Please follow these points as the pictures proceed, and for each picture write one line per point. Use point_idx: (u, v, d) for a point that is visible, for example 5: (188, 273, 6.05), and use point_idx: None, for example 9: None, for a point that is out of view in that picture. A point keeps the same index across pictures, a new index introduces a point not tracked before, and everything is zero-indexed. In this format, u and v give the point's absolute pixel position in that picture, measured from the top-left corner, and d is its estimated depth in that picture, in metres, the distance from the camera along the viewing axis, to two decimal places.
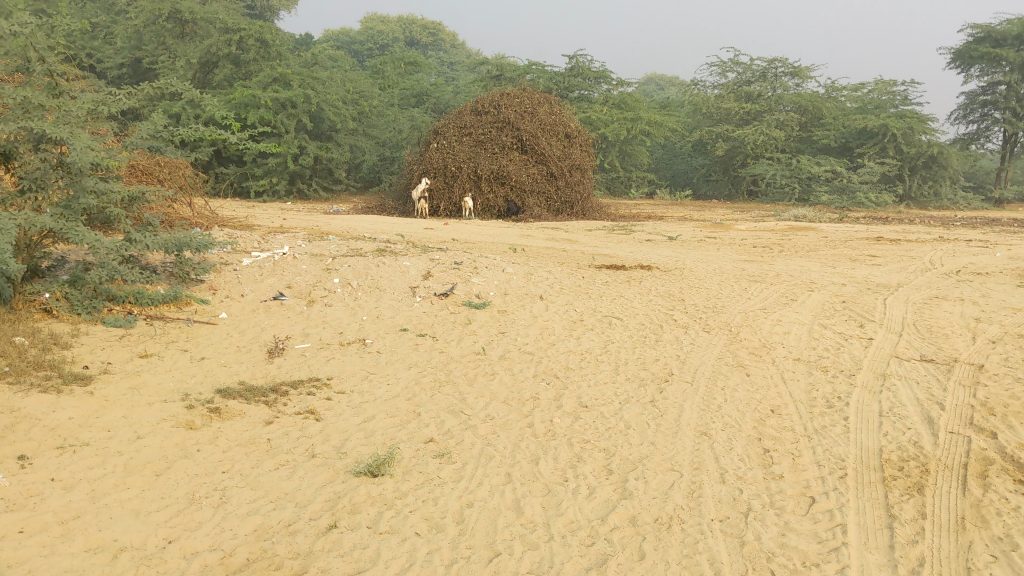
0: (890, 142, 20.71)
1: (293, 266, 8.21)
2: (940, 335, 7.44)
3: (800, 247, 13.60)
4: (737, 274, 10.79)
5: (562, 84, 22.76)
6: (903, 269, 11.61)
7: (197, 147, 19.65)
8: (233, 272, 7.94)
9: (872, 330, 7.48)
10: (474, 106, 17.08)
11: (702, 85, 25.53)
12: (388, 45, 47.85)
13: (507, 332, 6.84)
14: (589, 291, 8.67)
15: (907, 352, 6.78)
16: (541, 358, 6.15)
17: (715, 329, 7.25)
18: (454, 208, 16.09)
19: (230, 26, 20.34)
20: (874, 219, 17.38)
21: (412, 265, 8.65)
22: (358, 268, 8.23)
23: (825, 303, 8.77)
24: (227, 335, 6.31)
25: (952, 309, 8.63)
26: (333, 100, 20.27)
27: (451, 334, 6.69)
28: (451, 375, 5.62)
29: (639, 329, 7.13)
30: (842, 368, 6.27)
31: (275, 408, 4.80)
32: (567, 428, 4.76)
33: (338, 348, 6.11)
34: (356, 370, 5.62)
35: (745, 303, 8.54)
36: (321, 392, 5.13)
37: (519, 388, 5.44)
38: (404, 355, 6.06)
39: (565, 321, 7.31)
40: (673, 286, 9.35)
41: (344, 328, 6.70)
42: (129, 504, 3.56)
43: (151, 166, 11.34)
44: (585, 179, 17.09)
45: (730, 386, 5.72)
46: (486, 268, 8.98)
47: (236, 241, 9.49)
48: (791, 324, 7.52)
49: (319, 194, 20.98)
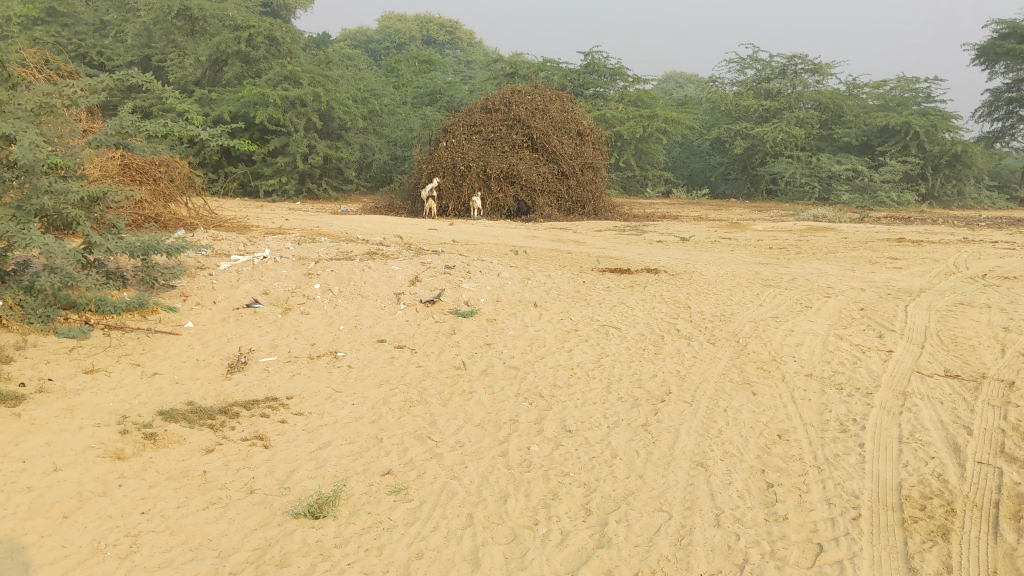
0: (913, 141, 20.13)
1: (273, 270, 7.70)
2: (966, 347, 6.87)
3: (817, 249, 13.02)
4: (750, 278, 10.24)
5: (578, 82, 22.18)
6: (926, 273, 11.02)
7: (205, 146, 19.23)
8: (207, 277, 7.44)
9: (892, 341, 6.93)
10: (484, 103, 16.55)
11: (720, 83, 24.92)
12: (405, 44, 47.42)
13: (493, 344, 6.34)
14: (589, 298, 8.15)
15: (930, 366, 6.22)
16: (526, 374, 5.63)
17: (722, 340, 6.71)
18: (462, 208, 15.58)
19: (240, 22, 19.89)
20: (897, 220, 16.75)
21: (401, 269, 8.15)
22: (341, 273, 7.72)
23: (843, 310, 8.22)
24: (187, 347, 5.82)
25: (978, 318, 8.03)
26: (343, 98, 19.78)
27: (432, 346, 6.19)
28: (424, 395, 5.10)
29: (638, 340, 6.61)
30: (858, 386, 5.70)
31: (221, 433, 4.29)
32: (545, 458, 4.24)
33: (306, 362, 5.61)
34: (321, 387, 5.12)
35: (756, 310, 7.98)
36: (277, 413, 4.62)
37: (497, 409, 4.92)
38: (377, 370, 5.56)
39: (558, 331, 6.81)
40: (681, 291, 8.83)
41: (317, 338, 6.21)
42: (21, 556, 3.09)
43: (146, 164, 10.93)
44: (597, 178, 16.51)
45: (733, 407, 5.18)
46: (480, 272, 8.48)
47: (221, 244, 9.02)
48: (804, 335, 6.96)
49: (328, 194, 20.53)
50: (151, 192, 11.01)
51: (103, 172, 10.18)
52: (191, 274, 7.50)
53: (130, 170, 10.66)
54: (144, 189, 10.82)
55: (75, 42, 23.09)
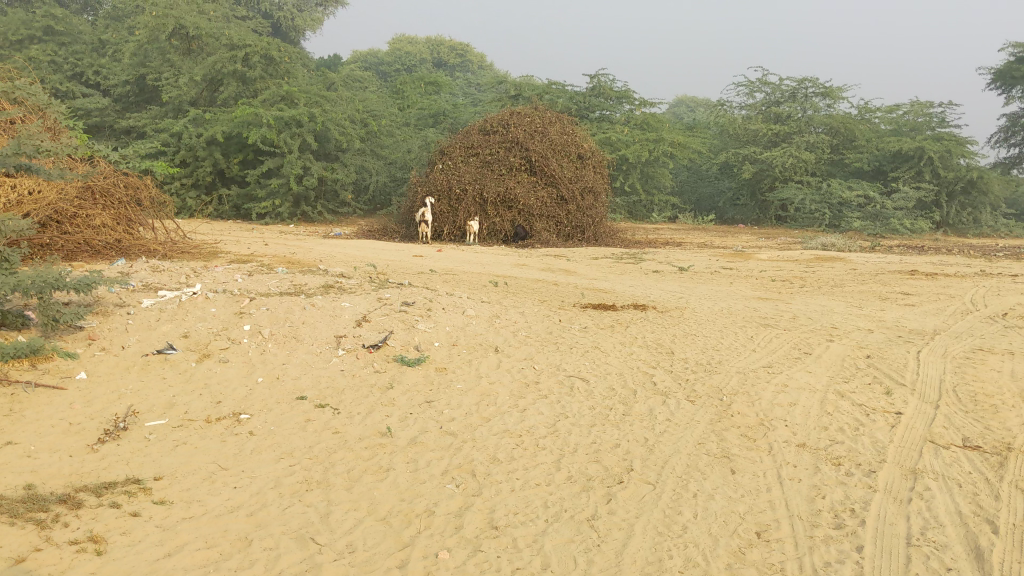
0: (927, 166, 19.23)
1: (201, 307, 6.81)
2: (988, 406, 5.94)
3: (824, 281, 12.10)
4: (747, 316, 9.33)
5: (583, 104, 21.35)
6: (939, 311, 10.08)
7: (199, 167, 18.75)
8: (124, 316, 6.55)
9: (901, 399, 6.00)
10: (481, 124, 15.72)
11: (728, 106, 24.05)
12: (416, 66, 46.65)
13: (434, 401, 5.41)
14: (562, 341, 7.24)
15: (944, 435, 5.28)
16: (463, 444, 4.71)
17: (703, 397, 5.78)
18: (457, 233, 14.71)
19: (236, 42, 19.09)
20: (910, 249, 15.80)
21: (350, 306, 7.25)
22: (277, 311, 6.79)
23: (846, 358, 7.29)
24: (66, 406, 4.93)
25: (999, 368, 7.07)
26: (339, 119, 18.96)
27: (360, 403, 5.26)
28: (329, 473, 4.21)
29: (606, 397, 5.70)
30: (858, 461, 4.77)
31: (46, 532, 3.44)
32: (455, 571, 3.37)
33: (199, 427, 4.73)
34: (203, 464, 4.25)
35: (747, 358, 7.04)
36: (131, 502, 3.76)
37: (414, 495, 4.02)
38: (284, 437, 4.66)
39: (515, 384, 5.91)
40: (667, 333, 7.91)
41: (226, 394, 5.32)
42: None
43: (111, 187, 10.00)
44: (598, 203, 15.58)
45: (704, 490, 4.27)
46: (442, 310, 7.57)
47: (159, 276, 8.14)
48: (801, 392, 6.03)
49: (323, 218, 19.64)
50: (114, 217, 10.03)
51: (62, 195, 9.18)
52: (107, 312, 6.61)
53: (91, 191, 9.70)
54: (106, 214, 9.84)
55: (71, 61, 22.35)
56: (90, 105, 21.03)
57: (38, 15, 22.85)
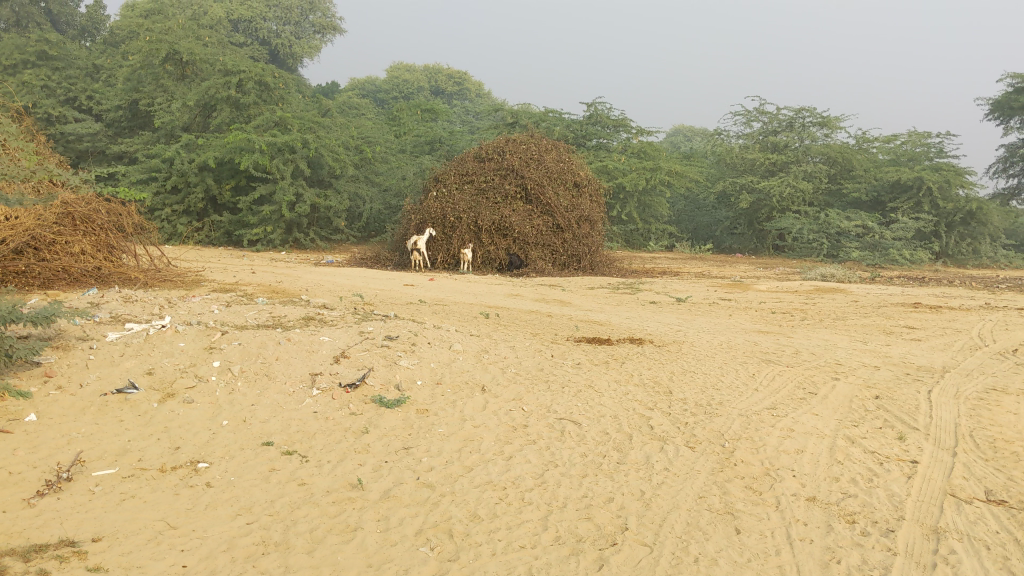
0: (926, 197, 18.91)
1: (170, 341, 6.40)
2: (1009, 453, 5.53)
3: (825, 314, 11.71)
4: (748, 352, 8.93)
5: (579, 132, 21.07)
6: (946, 347, 9.68)
7: (191, 193, 18.36)
8: (86, 350, 6.14)
9: (915, 445, 5.59)
10: (476, 151, 15.38)
11: (725, 135, 23.82)
12: (413, 94, 46.51)
13: (413, 447, 5.00)
14: (554, 379, 6.83)
15: (965, 488, 4.86)
16: (442, 498, 4.28)
17: (704, 444, 5.37)
18: (451, 261, 14.32)
19: (230, 67, 18.71)
20: (911, 280, 15.43)
21: (329, 340, 6.83)
22: (250, 346, 6.37)
23: (854, 398, 6.88)
24: (9, 452, 4.51)
25: (1016, 410, 6.66)
26: (333, 145, 18.59)
27: (331, 450, 4.85)
28: (291, 534, 3.79)
29: (599, 443, 5.28)
30: (874, 518, 4.35)
31: None
32: None
33: (151, 478, 4.31)
34: (150, 522, 3.83)
35: (749, 398, 6.62)
36: (62, 569, 3.35)
37: (384, 561, 3.61)
38: (243, 490, 4.24)
39: (502, 428, 5.49)
40: (664, 370, 7.50)
41: (187, 438, 4.90)
42: None
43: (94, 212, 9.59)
44: (595, 232, 15.16)
45: (706, 554, 3.85)
46: (427, 345, 7.15)
47: (131, 307, 7.73)
48: (809, 438, 5.62)
49: (316, 245, 19.19)
50: (95, 244, 9.46)
51: (40, 222, 8.70)
52: (68, 346, 6.20)
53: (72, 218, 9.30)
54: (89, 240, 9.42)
55: (64, 86, 21.76)
56: (82, 130, 20.53)
57: (32, 39, 22.32)
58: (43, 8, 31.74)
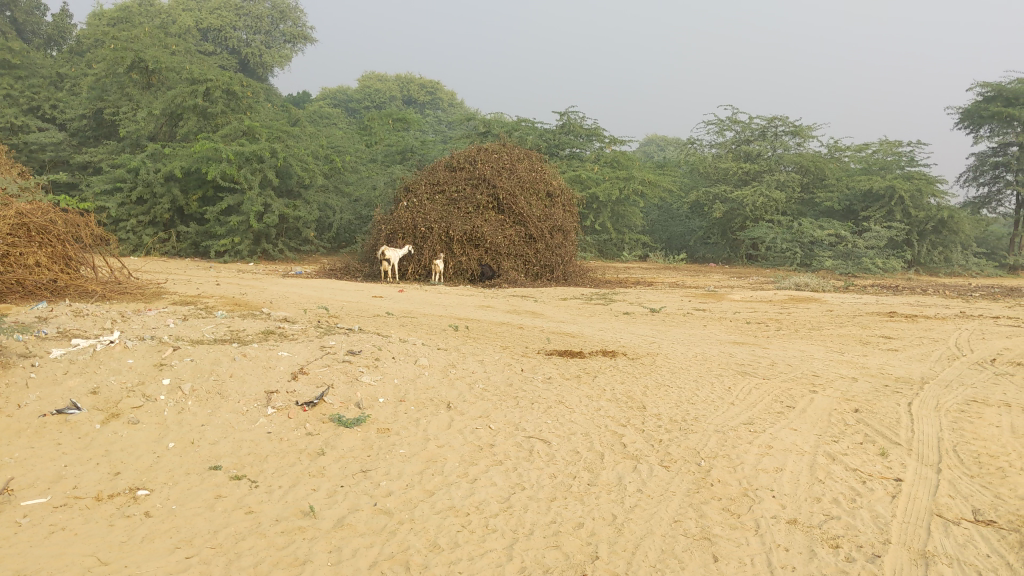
0: (897, 206, 18.82)
1: (118, 358, 6.06)
2: (995, 468, 5.30)
3: (801, 324, 11.51)
4: (724, 363, 8.70)
5: (552, 142, 20.86)
6: (924, 357, 9.48)
7: (157, 203, 17.91)
8: (27, 368, 5.79)
9: (898, 462, 5.35)
10: (447, 160, 15.08)
11: (698, 144, 23.68)
12: (386, 104, 46.15)
13: (371, 470, 4.70)
14: (523, 394, 6.55)
15: (952, 508, 4.63)
16: (399, 527, 3.99)
17: (679, 463, 5.11)
18: (423, 271, 14.01)
19: (197, 76, 18.33)
20: (885, 289, 15.30)
21: (288, 355, 6.52)
22: (202, 362, 6.04)
23: (833, 412, 6.64)
24: None
25: (998, 423, 6.46)
26: (302, 155, 18.23)
27: (283, 475, 4.55)
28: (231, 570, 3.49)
29: (569, 464, 5.00)
30: (859, 542, 4.11)
31: None
32: None
33: (86, 508, 4.00)
34: (79, 557, 3.52)
35: (726, 413, 6.37)
36: None
37: None
38: (184, 519, 3.93)
39: (467, 448, 5.20)
40: (638, 384, 7.24)
41: (128, 463, 4.58)
42: None
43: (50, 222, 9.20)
44: (568, 242, 14.91)
45: None
46: (391, 359, 6.85)
47: (81, 321, 7.37)
48: (788, 455, 5.37)
49: (285, 256, 18.80)
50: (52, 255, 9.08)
51: None
52: (8, 364, 5.84)
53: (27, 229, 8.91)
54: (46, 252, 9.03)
55: (27, 95, 21.19)
56: (45, 139, 19.93)
57: None
58: (9, 18, 31.27)
